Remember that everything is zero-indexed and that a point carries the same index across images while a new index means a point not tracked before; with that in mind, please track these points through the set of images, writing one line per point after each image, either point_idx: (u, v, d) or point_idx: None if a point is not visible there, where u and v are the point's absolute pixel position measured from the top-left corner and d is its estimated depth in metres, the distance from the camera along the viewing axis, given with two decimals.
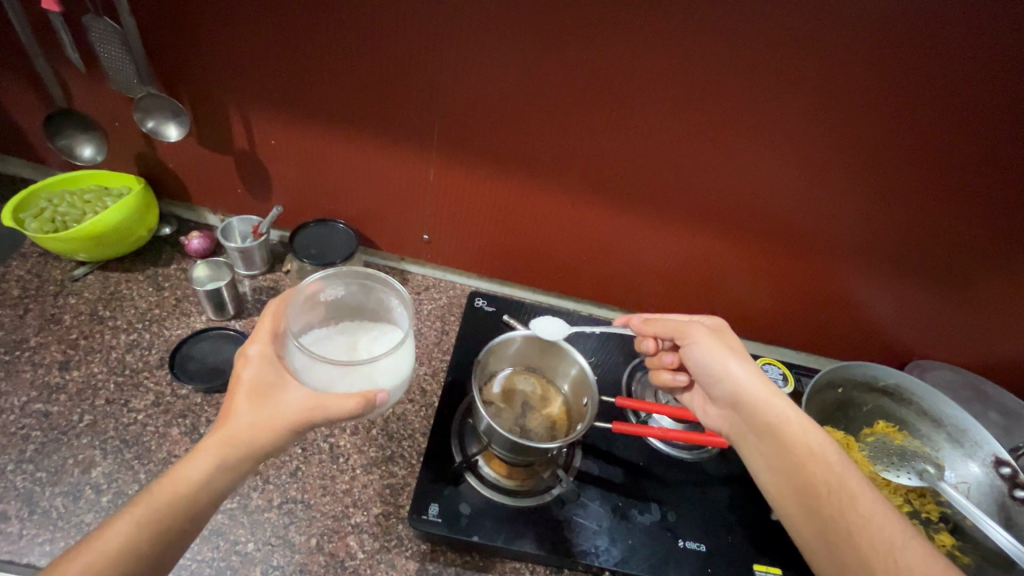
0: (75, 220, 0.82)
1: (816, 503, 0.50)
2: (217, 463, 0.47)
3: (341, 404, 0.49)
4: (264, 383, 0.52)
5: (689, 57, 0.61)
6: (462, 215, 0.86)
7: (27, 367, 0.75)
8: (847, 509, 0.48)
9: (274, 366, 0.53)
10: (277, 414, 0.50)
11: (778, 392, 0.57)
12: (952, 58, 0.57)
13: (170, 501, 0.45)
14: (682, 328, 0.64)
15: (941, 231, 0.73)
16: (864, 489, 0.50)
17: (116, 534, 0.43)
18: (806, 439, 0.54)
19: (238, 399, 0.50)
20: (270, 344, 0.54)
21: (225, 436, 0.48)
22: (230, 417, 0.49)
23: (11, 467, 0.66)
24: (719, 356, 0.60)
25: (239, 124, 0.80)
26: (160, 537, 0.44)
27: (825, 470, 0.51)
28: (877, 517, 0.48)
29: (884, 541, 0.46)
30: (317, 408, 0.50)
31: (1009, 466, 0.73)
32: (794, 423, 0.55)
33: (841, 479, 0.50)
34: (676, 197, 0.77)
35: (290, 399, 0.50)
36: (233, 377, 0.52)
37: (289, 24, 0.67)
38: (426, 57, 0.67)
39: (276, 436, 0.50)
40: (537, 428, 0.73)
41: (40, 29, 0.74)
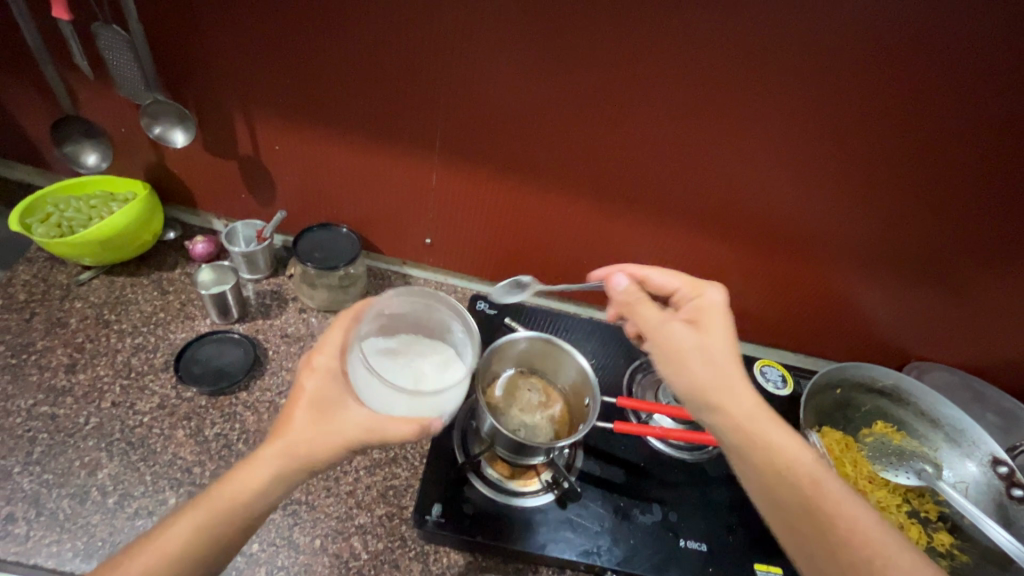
0: (81, 225, 0.83)
1: (794, 510, 0.46)
2: (276, 474, 0.48)
3: (401, 429, 0.49)
4: (323, 400, 0.51)
5: (688, 61, 0.62)
6: (464, 219, 0.87)
7: (33, 370, 0.76)
8: (830, 519, 0.45)
9: (337, 381, 0.52)
10: (337, 432, 0.49)
11: (760, 397, 0.51)
12: (945, 63, 0.58)
13: (225, 509, 0.46)
14: (657, 324, 0.56)
15: (939, 233, 0.74)
16: (843, 495, 0.46)
17: (177, 536, 0.45)
18: (785, 446, 0.48)
19: (299, 411, 0.50)
20: (337, 357, 0.53)
21: (284, 448, 0.48)
22: (289, 429, 0.49)
23: (17, 469, 0.67)
24: (688, 360, 0.52)
25: (244, 129, 0.81)
26: (214, 543, 0.45)
27: (802, 481, 0.46)
28: (859, 524, 0.44)
29: (866, 549, 0.43)
30: (378, 431, 0.49)
31: (1006, 465, 0.74)
32: (773, 431, 0.49)
33: (820, 487, 0.46)
34: (676, 200, 0.78)
35: (353, 418, 0.50)
36: (295, 387, 0.51)
37: (294, 31, 0.68)
38: (429, 63, 0.68)
39: (332, 453, 0.49)
40: (540, 429, 0.73)
41: (48, 35, 0.75)
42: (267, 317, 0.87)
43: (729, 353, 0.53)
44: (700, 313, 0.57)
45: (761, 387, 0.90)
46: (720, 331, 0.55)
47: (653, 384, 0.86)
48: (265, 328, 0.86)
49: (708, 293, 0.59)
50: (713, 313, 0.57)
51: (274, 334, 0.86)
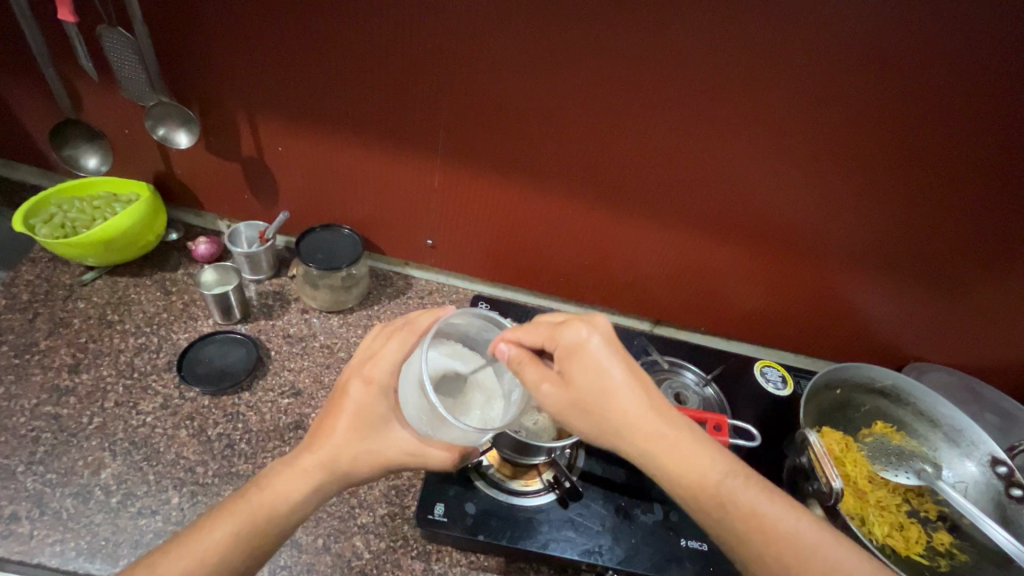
0: (84, 225, 0.83)
1: (715, 528, 0.50)
2: (316, 485, 0.51)
3: (439, 455, 0.56)
4: (371, 416, 0.55)
5: (690, 64, 0.63)
6: (466, 220, 0.88)
7: (36, 370, 0.76)
8: (745, 529, 0.48)
9: (387, 400, 0.55)
10: (380, 451, 0.54)
11: (649, 434, 0.52)
12: (943, 66, 0.59)
13: (264, 516, 0.49)
14: (532, 393, 0.55)
15: (937, 234, 0.74)
16: (752, 495, 0.50)
17: (216, 540, 0.46)
18: (691, 474, 0.50)
19: (344, 425, 0.54)
20: (392, 375, 0.56)
21: (328, 460, 0.52)
22: (332, 441, 0.53)
23: (21, 469, 0.67)
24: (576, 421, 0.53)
25: (247, 130, 0.81)
26: (255, 548, 0.48)
27: (714, 501, 0.49)
28: (771, 524, 0.48)
29: (788, 546, 0.48)
30: (420, 455, 0.55)
31: (1005, 465, 0.74)
32: (674, 462, 0.51)
33: (730, 501, 0.49)
34: (676, 201, 0.78)
35: (398, 440, 0.55)
36: (343, 397, 0.55)
37: (299, 33, 0.69)
38: (432, 65, 0.69)
39: (371, 468, 0.54)
40: (542, 429, 0.72)
41: (53, 36, 0.76)
42: (269, 318, 0.88)
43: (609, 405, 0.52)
44: (567, 361, 0.55)
45: (761, 387, 0.91)
46: (587, 379, 0.53)
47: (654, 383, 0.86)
48: (268, 328, 0.86)
49: (566, 328, 0.56)
50: (582, 360, 0.54)
51: (277, 334, 0.86)
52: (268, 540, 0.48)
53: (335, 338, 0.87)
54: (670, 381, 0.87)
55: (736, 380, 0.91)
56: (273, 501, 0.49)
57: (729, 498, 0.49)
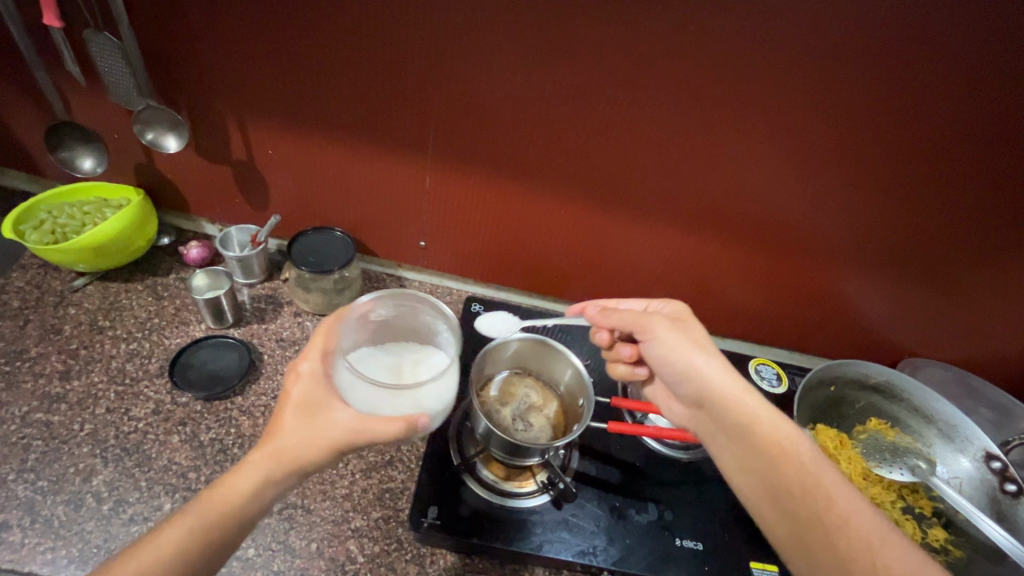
0: (74, 231, 0.82)
1: (791, 504, 0.49)
2: (265, 478, 0.48)
3: (386, 428, 0.50)
4: (312, 402, 0.51)
5: (676, 62, 0.63)
6: (458, 221, 0.88)
7: (27, 377, 0.75)
8: (826, 512, 0.48)
9: (321, 385, 0.52)
10: (325, 433, 0.50)
11: (745, 387, 0.55)
12: (931, 60, 0.59)
13: (219, 511, 0.46)
14: (643, 321, 0.61)
15: (929, 229, 0.74)
16: (842, 487, 0.49)
17: (168, 541, 0.44)
18: (780, 437, 0.52)
19: (288, 414, 0.51)
20: (321, 361, 0.53)
21: (275, 451, 0.49)
22: (279, 431, 0.50)
23: (12, 476, 0.67)
24: (682, 351, 0.58)
25: (237, 134, 0.81)
26: (205, 546, 0.45)
27: (801, 471, 0.50)
28: (856, 516, 0.47)
29: (863, 543, 0.46)
30: (362, 432, 0.49)
31: (999, 460, 0.74)
32: (767, 421, 0.53)
33: (818, 479, 0.49)
34: (667, 199, 0.78)
35: (338, 419, 0.50)
36: (283, 393, 0.52)
37: (285, 35, 0.69)
38: (419, 66, 0.69)
39: (321, 455, 0.49)
40: (538, 428, 0.74)
41: (39, 42, 0.75)
42: (262, 321, 0.88)
43: (716, 352, 0.58)
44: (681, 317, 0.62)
45: (756, 385, 0.91)
46: (698, 332, 0.60)
47: None
48: (260, 332, 0.86)
49: (679, 304, 0.66)
50: (690, 317, 0.64)
51: (270, 338, 0.86)
52: (227, 535, 0.46)
53: None
54: None
55: None
56: (228, 497, 0.47)
57: (818, 478, 0.50)
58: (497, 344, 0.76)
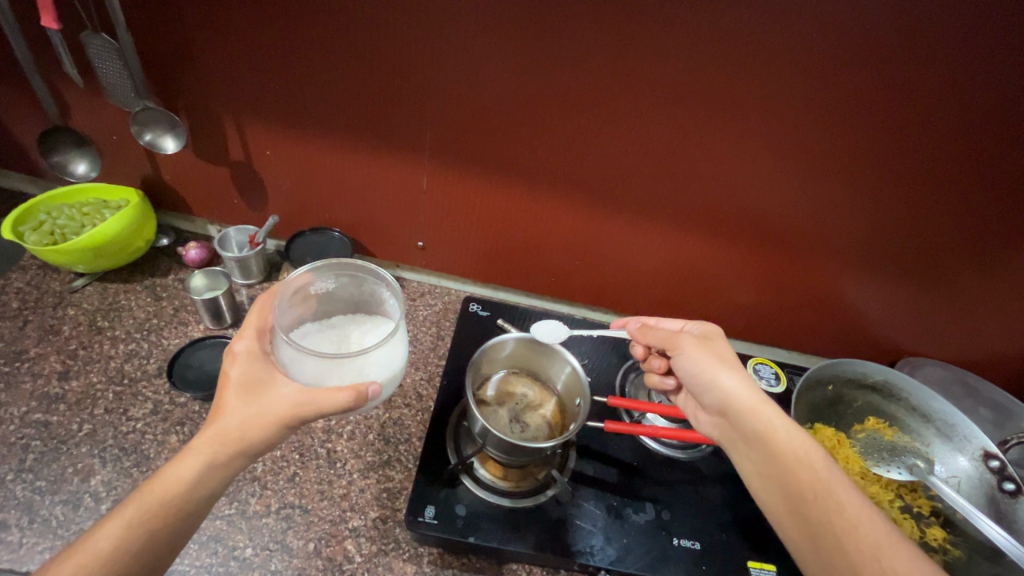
0: (74, 232, 0.83)
1: (801, 506, 0.50)
2: (209, 462, 0.48)
3: (334, 398, 0.49)
4: (251, 381, 0.52)
5: (672, 61, 0.63)
6: (456, 221, 0.88)
7: (26, 377, 0.76)
8: (835, 516, 0.48)
9: (260, 363, 0.54)
10: (267, 410, 0.50)
11: (765, 399, 0.57)
12: (928, 59, 0.59)
13: (162, 500, 0.46)
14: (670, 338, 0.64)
15: (926, 228, 0.74)
16: (853, 494, 0.50)
17: (106, 537, 0.43)
18: (794, 444, 0.53)
19: (228, 396, 0.51)
20: (258, 340, 0.55)
21: (217, 434, 0.49)
22: (221, 414, 0.50)
23: (10, 476, 0.67)
24: (706, 364, 0.60)
25: (235, 135, 0.81)
26: (149, 535, 0.45)
27: (812, 476, 0.51)
28: (865, 520, 0.48)
29: (871, 546, 0.46)
30: (306, 403, 0.49)
31: (998, 459, 0.74)
32: (782, 429, 0.54)
33: (828, 485, 0.50)
34: (664, 199, 0.78)
35: (281, 394, 0.51)
36: (220, 377, 0.52)
37: (282, 36, 0.69)
38: (415, 67, 0.69)
39: (267, 431, 0.50)
40: (534, 429, 0.74)
41: (37, 44, 0.75)
42: None
43: (739, 365, 0.60)
44: (709, 334, 0.64)
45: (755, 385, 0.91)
46: (724, 347, 0.62)
47: (646, 383, 0.86)
48: None
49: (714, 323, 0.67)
50: (722, 334, 0.65)
51: None
52: (169, 525, 0.46)
53: None
54: None
55: None
56: (169, 487, 0.46)
57: (829, 483, 0.50)
58: (495, 342, 0.75)
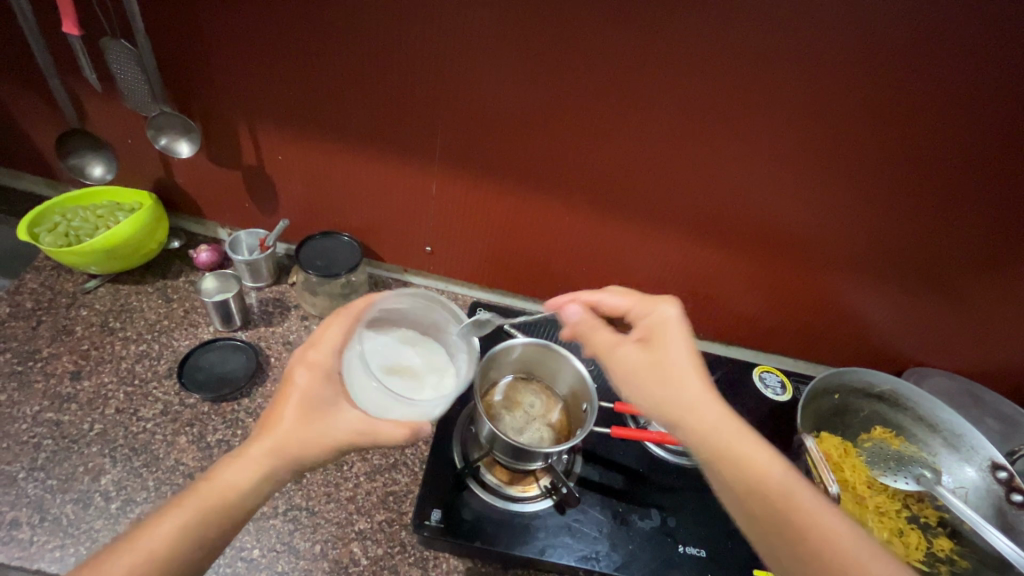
0: (87, 234, 0.84)
1: (758, 524, 0.46)
2: (265, 474, 0.48)
3: (391, 432, 0.52)
4: (317, 400, 0.52)
5: (680, 70, 0.64)
6: (464, 226, 0.88)
7: (39, 377, 0.77)
8: (796, 535, 0.44)
9: (331, 383, 0.53)
10: (328, 434, 0.50)
11: (706, 407, 0.51)
12: (936, 68, 0.59)
13: (215, 507, 0.45)
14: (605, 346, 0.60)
15: (934, 238, 0.74)
16: (809, 497, 0.46)
17: (158, 538, 0.42)
18: (749, 454, 0.49)
19: (290, 409, 0.50)
20: (333, 357, 0.55)
21: (276, 446, 0.48)
22: (280, 426, 0.50)
23: (22, 475, 0.67)
24: (633, 376, 0.55)
25: (248, 139, 0.83)
26: (198, 544, 0.44)
27: (765, 487, 0.46)
28: (830, 532, 0.44)
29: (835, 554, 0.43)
30: (367, 432, 0.52)
31: (1005, 470, 0.74)
32: (734, 440, 0.49)
33: (786, 499, 0.46)
34: (671, 206, 0.78)
35: (344, 419, 0.52)
36: (288, 385, 0.52)
37: (296, 43, 0.70)
38: (427, 74, 0.70)
39: (323, 452, 0.50)
40: (540, 434, 0.74)
41: (56, 49, 0.77)
42: (269, 325, 0.89)
43: (677, 368, 0.54)
44: (649, 330, 0.58)
45: (760, 393, 0.91)
46: (665, 345, 0.56)
47: None
48: (268, 335, 0.87)
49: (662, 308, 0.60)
50: (665, 325, 0.58)
51: (277, 341, 0.87)
52: (218, 534, 0.45)
53: None
54: None
55: (734, 387, 0.92)
56: (225, 493, 0.46)
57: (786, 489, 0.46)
58: (502, 346, 0.76)
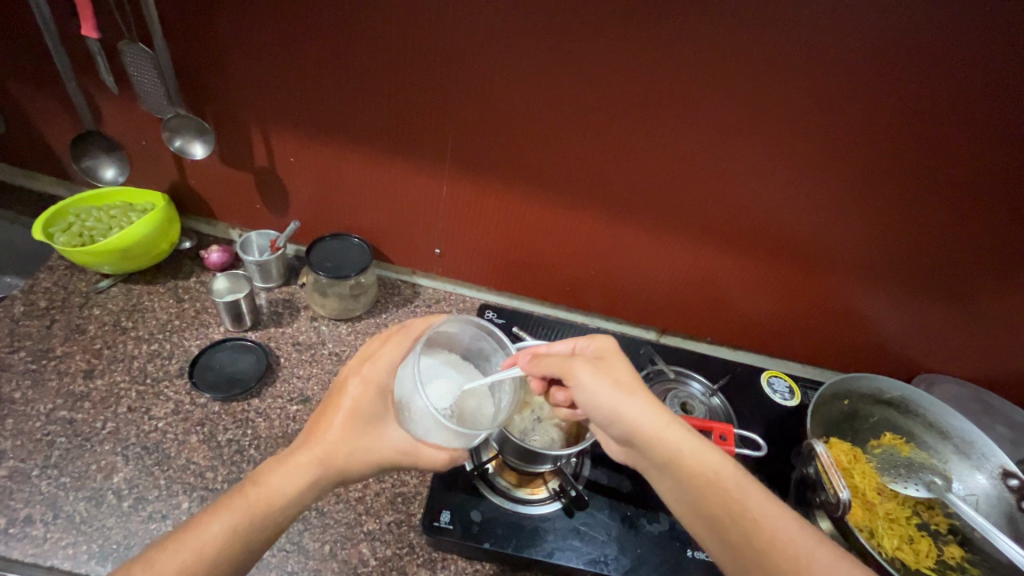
0: (101, 234, 0.85)
1: (723, 527, 0.51)
2: (310, 482, 0.51)
3: (433, 456, 0.56)
4: (366, 413, 0.55)
5: (692, 74, 0.64)
6: (473, 229, 0.89)
7: (52, 375, 0.77)
8: (753, 534, 0.49)
9: (382, 399, 0.56)
10: (376, 449, 0.54)
11: (670, 423, 0.55)
12: (949, 75, 0.59)
13: (261, 510, 0.48)
14: (565, 370, 0.59)
15: (946, 243, 0.74)
16: (763, 504, 0.51)
17: (210, 533, 0.46)
18: (704, 468, 0.53)
19: (338, 420, 0.54)
20: (387, 373, 0.57)
21: (322, 455, 0.52)
22: (329, 436, 0.53)
23: (36, 472, 0.68)
24: (604, 395, 0.56)
25: (260, 142, 0.83)
26: (246, 544, 0.47)
27: (726, 497, 0.51)
28: (781, 531, 0.49)
29: (792, 562, 0.47)
30: (412, 454, 0.55)
31: (1017, 478, 0.73)
32: (691, 454, 0.54)
33: (741, 500, 0.51)
34: (680, 211, 0.79)
35: (391, 437, 0.55)
36: (341, 395, 0.55)
37: (310, 46, 0.71)
38: (439, 78, 0.70)
39: (367, 466, 0.53)
40: (550, 436, 0.74)
41: (74, 50, 0.78)
42: (279, 325, 0.89)
43: (638, 388, 0.57)
44: (602, 354, 0.61)
45: (769, 398, 0.91)
46: (621, 373, 0.58)
47: (660, 394, 0.86)
48: (277, 336, 0.88)
49: (606, 338, 0.64)
50: (613, 350, 0.62)
51: (286, 342, 0.87)
52: (263, 535, 0.48)
53: (344, 346, 0.89)
54: (676, 391, 0.88)
55: (743, 391, 0.92)
56: (271, 497, 0.49)
57: (737, 489, 0.52)
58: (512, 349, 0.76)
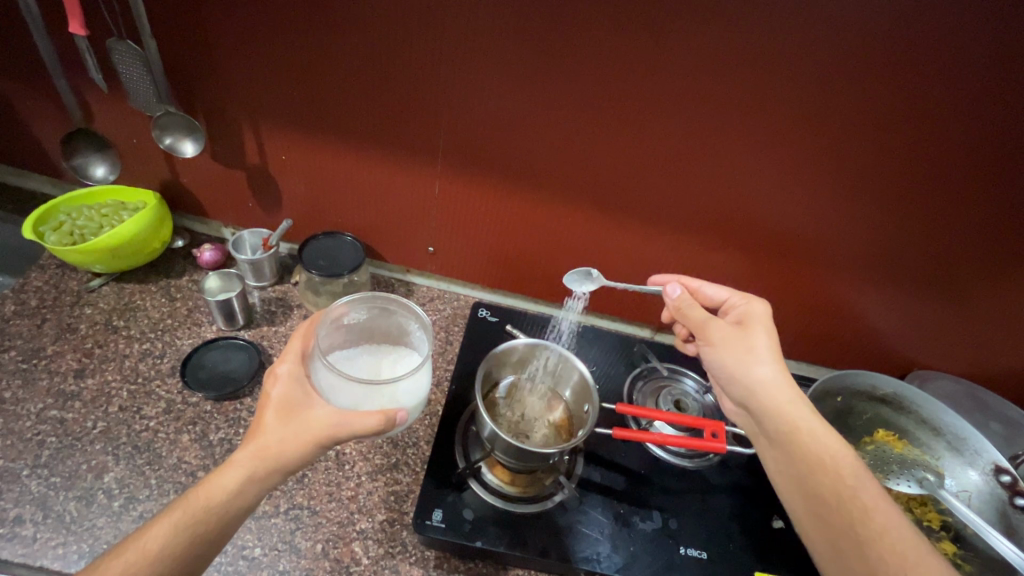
0: (92, 233, 0.84)
1: (826, 507, 0.53)
2: (247, 476, 0.49)
3: (364, 420, 0.51)
4: (290, 403, 0.53)
5: (683, 71, 0.64)
6: (466, 226, 0.88)
7: (43, 375, 0.77)
8: (858, 521, 0.51)
9: (300, 386, 0.54)
10: (304, 432, 0.51)
11: (799, 399, 0.59)
12: (941, 70, 0.59)
13: (203, 508, 0.48)
14: (702, 326, 0.65)
15: (939, 239, 0.74)
16: (881, 503, 0.52)
17: (155, 537, 0.46)
18: (821, 449, 0.55)
19: (267, 416, 0.52)
20: (298, 363, 0.55)
21: (256, 449, 0.50)
22: (258, 433, 0.51)
23: (26, 472, 0.68)
24: (738, 358, 0.62)
25: (252, 139, 0.83)
26: (195, 546, 0.47)
27: (836, 481, 0.53)
28: (890, 529, 0.50)
29: (896, 554, 0.48)
30: (341, 425, 0.51)
31: (1009, 475, 0.74)
32: (810, 433, 0.57)
33: (853, 491, 0.52)
34: (673, 208, 0.79)
35: (316, 416, 0.52)
36: (261, 396, 0.54)
37: (299, 42, 0.70)
38: (429, 74, 0.70)
39: (302, 449, 0.51)
40: (539, 435, 0.75)
41: (63, 48, 0.77)
42: (272, 324, 0.89)
43: (772, 358, 0.61)
44: (747, 318, 0.65)
45: None
46: (761, 338, 0.62)
47: (653, 391, 0.87)
48: (270, 334, 0.87)
49: (757, 302, 0.66)
50: (761, 317, 0.64)
51: (279, 340, 0.87)
52: (208, 534, 0.47)
53: None
54: (670, 389, 0.87)
55: None
56: (209, 498, 0.48)
57: (855, 485, 0.53)
58: (503, 347, 0.77)
